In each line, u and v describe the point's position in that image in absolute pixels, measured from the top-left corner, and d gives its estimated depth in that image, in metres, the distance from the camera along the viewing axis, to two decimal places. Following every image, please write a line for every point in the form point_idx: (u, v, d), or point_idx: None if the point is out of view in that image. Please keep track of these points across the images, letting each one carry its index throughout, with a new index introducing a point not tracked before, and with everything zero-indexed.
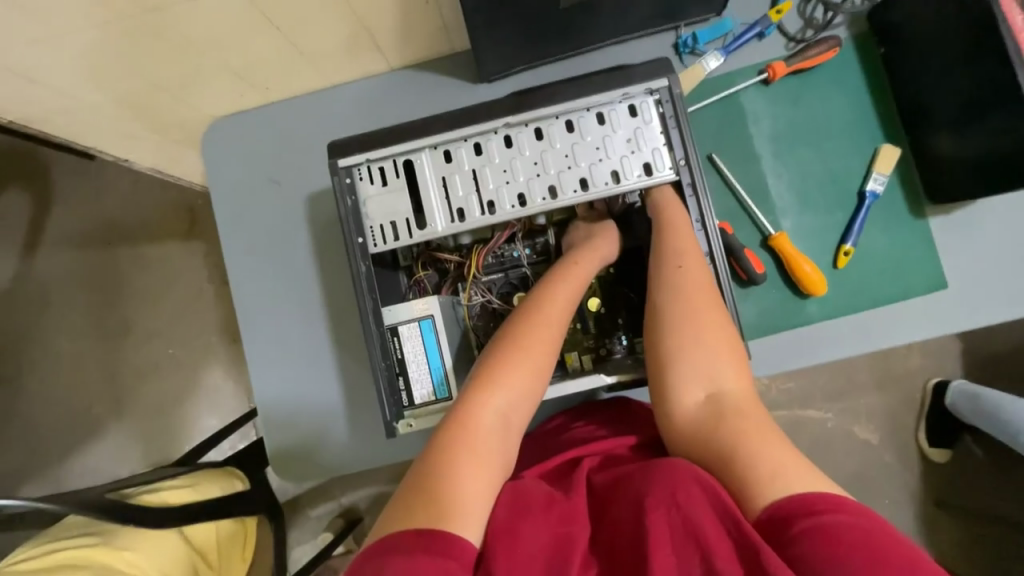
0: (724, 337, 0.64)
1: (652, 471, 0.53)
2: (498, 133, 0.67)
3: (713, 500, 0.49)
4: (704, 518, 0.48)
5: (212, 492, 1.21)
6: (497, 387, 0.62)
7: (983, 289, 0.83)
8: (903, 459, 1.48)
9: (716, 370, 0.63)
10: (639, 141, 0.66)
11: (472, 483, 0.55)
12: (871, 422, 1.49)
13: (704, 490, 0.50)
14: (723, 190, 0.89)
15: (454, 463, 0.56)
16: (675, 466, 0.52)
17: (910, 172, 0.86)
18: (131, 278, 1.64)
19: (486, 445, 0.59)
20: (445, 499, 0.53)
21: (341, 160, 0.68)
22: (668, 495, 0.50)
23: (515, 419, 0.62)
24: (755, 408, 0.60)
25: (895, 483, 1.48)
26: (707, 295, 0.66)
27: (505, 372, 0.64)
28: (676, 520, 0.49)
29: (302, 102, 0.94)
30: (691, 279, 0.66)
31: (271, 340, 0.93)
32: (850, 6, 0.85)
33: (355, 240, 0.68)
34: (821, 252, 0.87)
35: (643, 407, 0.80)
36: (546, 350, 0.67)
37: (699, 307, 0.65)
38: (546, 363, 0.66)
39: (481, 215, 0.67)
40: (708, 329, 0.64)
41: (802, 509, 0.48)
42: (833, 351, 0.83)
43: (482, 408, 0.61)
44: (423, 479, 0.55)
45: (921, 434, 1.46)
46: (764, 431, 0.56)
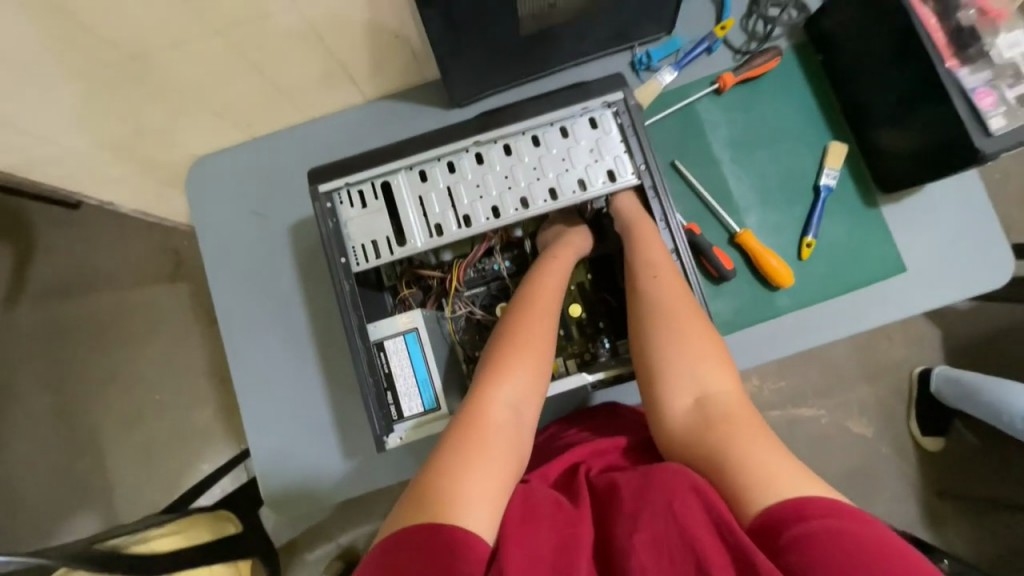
0: (708, 344, 0.67)
1: (648, 478, 0.54)
2: (469, 151, 0.71)
3: (710, 505, 0.50)
4: (699, 521, 0.49)
5: (202, 537, 1.18)
6: (501, 381, 0.64)
7: (939, 272, 0.88)
8: (897, 448, 1.50)
9: (704, 376, 0.65)
10: (601, 150, 0.71)
11: (487, 476, 0.56)
12: (862, 414, 1.52)
13: (700, 496, 0.50)
14: (688, 193, 0.94)
15: (468, 458, 0.57)
16: (673, 472, 0.53)
17: (859, 167, 0.92)
18: (116, 323, 1.63)
19: (497, 439, 0.60)
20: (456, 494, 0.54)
21: (321, 185, 0.71)
22: (665, 502, 0.51)
23: (523, 413, 0.64)
24: (745, 412, 0.62)
25: (892, 474, 1.49)
26: (686, 304, 0.69)
27: (508, 367, 0.66)
28: (672, 527, 0.49)
29: (283, 136, 0.98)
30: (668, 289, 0.70)
31: (260, 369, 0.93)
32: (785, 19, 0.93)
33: (338, 260, 0.70)
34: (785, 246, 0.91)
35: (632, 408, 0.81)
36: (545, 343, 0.69)
37: (680, 316, 0.68)
38: (545, 357, 0.69)
39: (457, 229, 0.70)
40: (692, 338, 0.67)
41: (793, 513, 0.48)
42: (806, 339, 0.87)
43: (489, 403, 0.63)
44: (438, 476, 0.56)
45: (912, 422, 1.49)
46: (754, 433, 0.57)
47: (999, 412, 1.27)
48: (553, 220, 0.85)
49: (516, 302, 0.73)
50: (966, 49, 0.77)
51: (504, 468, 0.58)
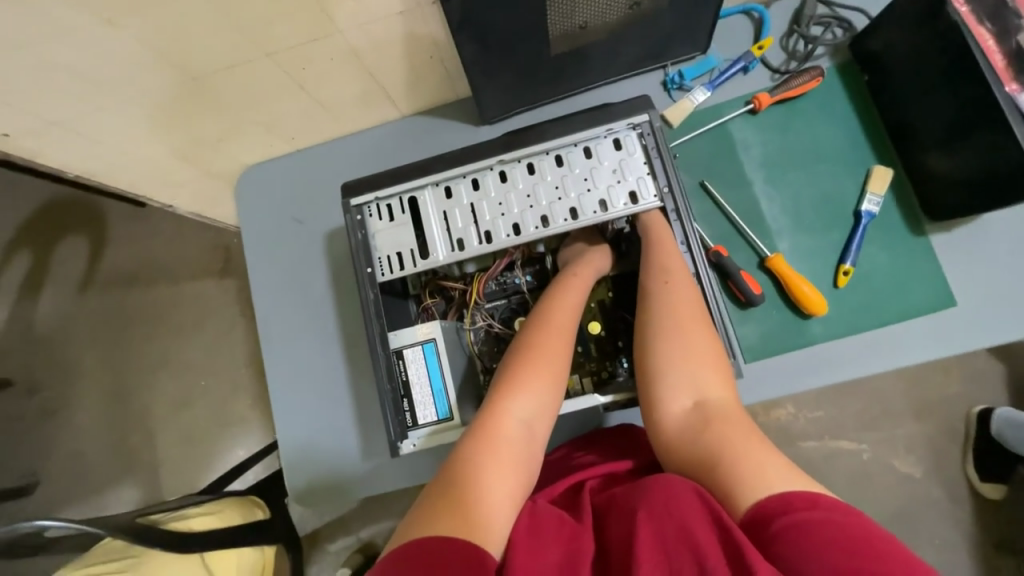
0: (708, 344, 0.66)
1: (644, 484, 0.54)
2: (493, 169, 0.73)
3: (707, 508, 0.49)
4: (699, 523, 0.48)
5: (235, 519, 1.25)
6: (517, 396, 0.65)
7: (995, 307, 0.81)
8: (949, 493, 1.38)
9: (701, 377, 0.64)
10: (624, 171, 0.71)
11: (500, 492, 0.57)
12: (909, 453, 1.41)
13: (695, 498, 0.50)
14: (718, 214, 0.91)
15: (482, 471, 0.58)
16: (666, 478, 0.53)
17: (906, 193, 0.87)
18: (171, 313, 1.76)
19: (510, 454, 0.61)
20: (468, 509, 0.54)
21: (353, 199, 0.75)
22: (659, 504, 0.51)
23: (536, 431, 0.65)
24: (736, 412, 0.62)
25: (942, 521, 1.38)
26: (693, 307, 0.68)
27: (525, 383, 0.66)
28: (667, 526, 0.49)
29: (324, 148, 1.04)
30: (678, 293, 0.68)
31: (292, 367, 0.99)
32: (829, 37, 0.90)
33: (364, 270, 0.74)
34: (819, 272, 0.87)
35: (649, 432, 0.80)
36: (562, 361, 0.70)
37: (685, 317, 0.67)
38: (561, 375, 0.69)
39: (478, 244, 0.72)
40: (695, 340, 0.66)
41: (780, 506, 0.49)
42: (841, 371, 0.83)
43: (504, 418, 0.63)
44: (450, 486, 0.56)
45: (969, 467, 1.37)
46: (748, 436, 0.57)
47: None
48: (575, 237, 0.86)
49: (535, 317, 0.74)
50: None
51: (515, 484, 0.59)
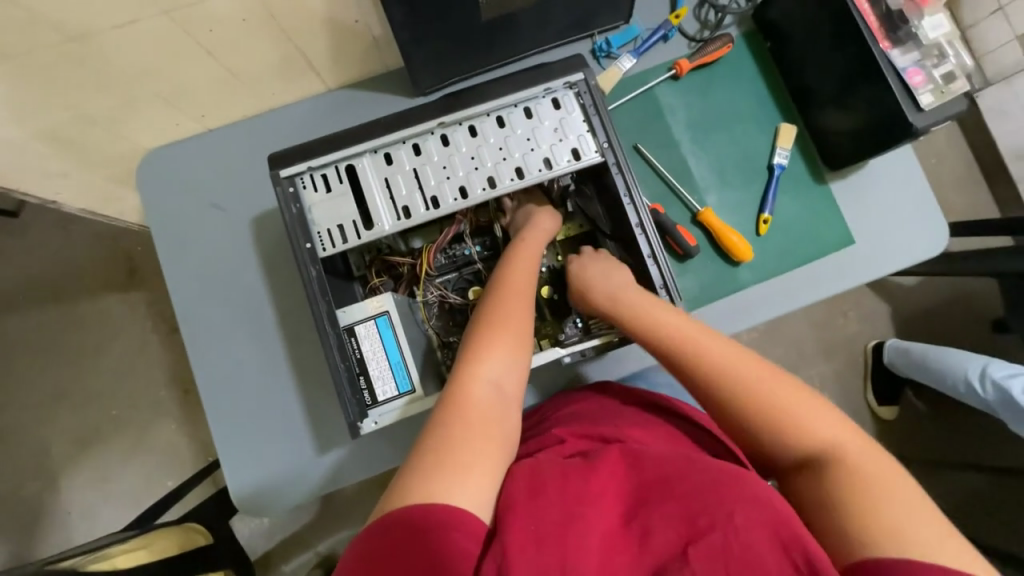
0: (741, 363, 0.67)
1: (710, 481, 0.54)
2: (434, 133, 0.71)
3: (776, 527, 0.50)
4: (760, 540, 0.50)
5: (168, 550, 1.12)
6: (481, 362, 0.64)
7: (882, 243, 0.94)
8: (857, 419, 1.59)
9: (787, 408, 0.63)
10: (565, 129, 0.72)
11: (479, 455, 0.56)
12: (823, 388, 1.60)
13: (765, 511, 0.51)
14: (652, 175, 0.96)
15: (455, 439, 0.56)
16: (744, 485, 0.53)
17: (808, 146, 0.97)
18: (66, 336, 1.53)
19: (485, 419, 0.59)
20: (446, 476, 0.53)
21: (283, 170, 0.69)
22: (724, 512, 0.51)
23: (508, 390, 0.64)
24: (818, 414, 0.62)
25: None
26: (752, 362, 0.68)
27: (489, 349, 0.65)
28: (729, 537, 0.49)
29: (243, 128, 0.95)
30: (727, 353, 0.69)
31: (226, 370, 0.90)
32: (735, 7, 0.97)
33: (303, 246, 0.69)
34: (743, 222, 0.95)
35: (620, 387, 0.84)
36: (524, 326, 0.69)
37: (751, 371, 0.66)
38: (525, 338, 0.68)
39: (425, 211, 0.70)
40: (770, 383, 0.65)
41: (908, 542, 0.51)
42: (763, 311, 0.92)
43: (472, 385, 0.62)
44: (429, 458, 0.55)
45: (869, 394, 1.58)
46: (865, 466, 0.57)
47: (953, 382, 1.36)
48: (523, 201, 0.86)
49: (496, 286, 0.73)
50: (896, 32, 0.84)
51: (493, 445, 0.57)
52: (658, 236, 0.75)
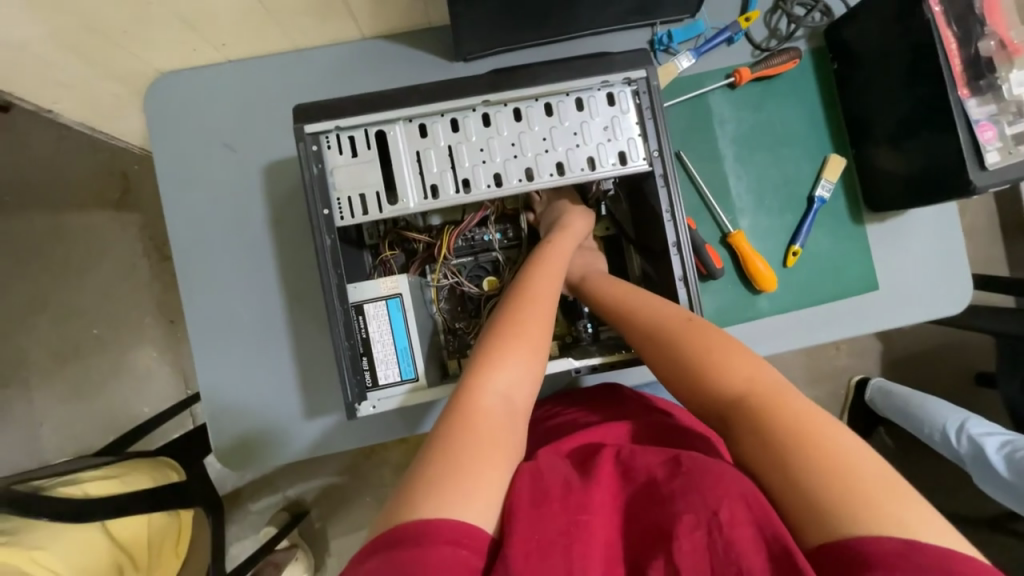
0: (705, 340, 0.64)
1: (694, 479, 0.50)
2: (476, 110, 0.66)
3: (763, 528, 0.46)
4: (748, 540, 0.46)
5: (141, 481, 1.13)
6: (494, 370, 0.61)
7: (905, 293, 0.92)
8: None
9: (739, 380, 0.59)
10: (615, 129, 0.67)
11: (476, 458, 0.53)
12: None
13: (754, 508, 0.47)
14: (688, 186, 0.92)
15: (460, 449, 0.54)
16: (728, 482, 0.49)
17: (852, 183, 0.93)
18: (52, 247, 1.47)
19: (487, 425, 0.57)
20: (441, 483, 0.50)
21: (308, 125, 0.63)
22: (709, 511, 0.48)
23: (517, 398, 0.61)
24: (781, 394, 0.56)
25: None
26: (718, 338, 0.64)
27: (503, 358, 0.62)
28: (715, 538, 0.46)
29: (266, 66, 0.88)
30: (697, 330, 0.65)
31: (218, 319, 0.86)
32: (810, 20, 0.91)
33: (320, 212, 0.64)
34: (772, 251, 0.92)
35: (634, 393, 0.81)
36: (544, 335, 0.67)
37: (710, 347, 0.63)
38: (542, 350, 0.66)
39: (455, 193, 0.66)
40: (730, 362, 0.61)
41: (868, 505, 0.45)
42: (773, 343, 0.91)
43: (481, 394, 0.59)
44: (426, 465, 0.53)
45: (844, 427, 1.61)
46: (821, 437, 0.50)
47: (929, 429, 1.37)
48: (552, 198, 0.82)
49: (518, 288, 0.70)
50: (978, 80, 0.78)
51: (502, 460, 0.54)
52: (692, 256, 0.72)
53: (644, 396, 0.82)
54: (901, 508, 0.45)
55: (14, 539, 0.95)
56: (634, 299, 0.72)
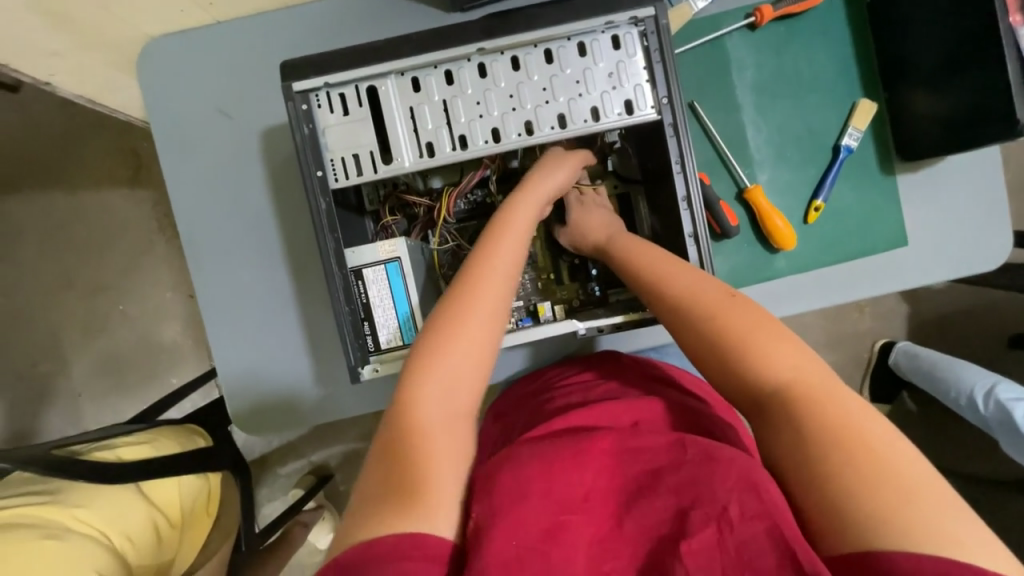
0: (748, 321, 0.57)
1: (698, 469, 0.48)
2: (471, 60, 0.62)
3: (778, 524, 0.43)
4: (761, 536, 0.43)
5: (170, 448, 1.19)
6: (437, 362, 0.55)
7: (938, 249, 0.86)
8: None
9: (783, 369, 0.53)
10: (621, 76, 0.62)
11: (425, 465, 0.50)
12: None
13: (766, 501, 0.44)
14: (703, 139, 0.86)
15: (409, 459, 0.50)
16: (732, 468, 0.47)
17: (884, 131, 0.86)
18: (71, 226, 1.50)
19: (436, 428, 0.52)
20: (394, 496, 0.48)
21: (297, 83, 0.61)
22: (717, 505, 0.45)
23: (466, 392, 0.55)
24: (833, 390, 0.50)
25: None
26: (762, 320, 0.57)
27: (448, 366, 0.55)
28: (726, 536, 0.44)
29: (257, 29, 0.85)
30: (738, 310, 0.58)
31: (226, 289, 0.87)
32: None
33: (314, 174, 0.62)
34: (792, 207, 0.87)
35: (632, 360, 0.81)
36: (494, 326, 0.58)
37: (751, 329, 0.57)
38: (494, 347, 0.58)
39: (452, 150, 0.63)
40: (774, 348, 0.54)
41: (907, 512, 0.41)
42: (793, 304, 0.86)
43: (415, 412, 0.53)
44: (380, 475, 0.50)
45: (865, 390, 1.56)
46: (871, 441, 0.45)
47: (954, 394, 1.33)
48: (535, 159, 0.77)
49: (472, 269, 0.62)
50: None
51: (447, 476, 0.49)
52: (703, 212, 0.68)
53: (646, 363, 0.81)
54: (940, 519, 0.41)
55: (56, 498, 1.01)
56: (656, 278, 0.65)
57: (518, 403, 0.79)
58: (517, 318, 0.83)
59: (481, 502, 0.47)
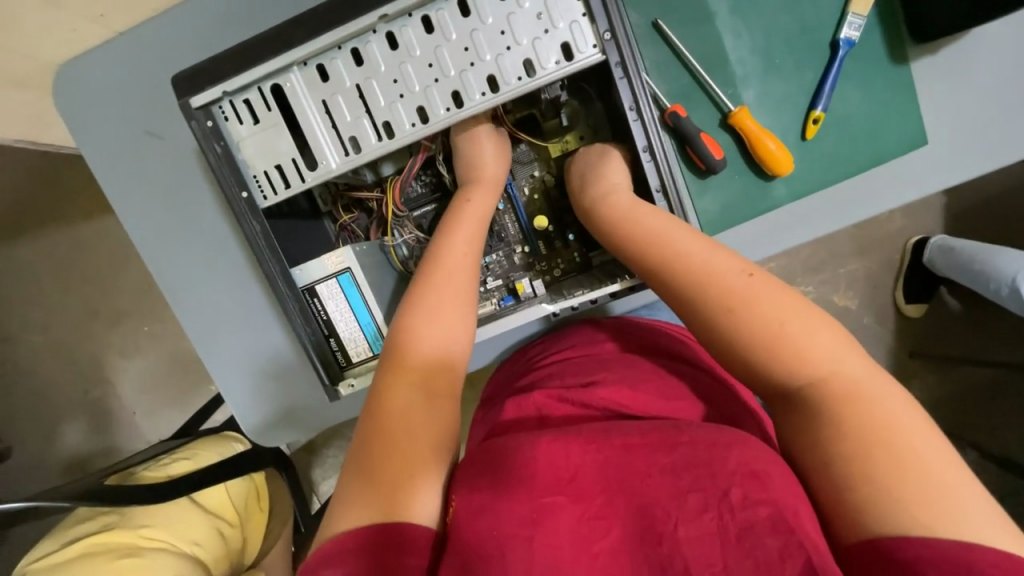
0: (839, 353, 0.50)
1: (699, 454, 0.48)
2: (378, 32, 0.54)
3: (780, 512, 0.43)
4: (761, 522, 0.44)
5: (212, 457, 1.26)
6: (427, 304, 0.60)
7: (967, 144, 0.74)
8: (880, 318, 1.46)
9: (867, 406, 0.46)
10: (552, 14, 0.53)
11: (412, 408, 0.54)
12: (850, 288, 1.46)
13: (769, 491, 0.45)
14: (675, 64, 0.74)
15: (397, 402, 0.54)
16: (738, 454, 0.47)
17: (892, 12, 0.73)
18: (68, 263, 1.51)
19: (421, 365, 0.57)
20: (393, 449, 0.51)
21: (194, 98, 0.55)
22: (719, 490, 0.46)
23: (449, 344, 0.59)
24: (915, 426, 0.45)
25: (870, 340, 1.47)
26: (854, 355, 0.50)
27: (424, 349, 0.58)
28: (726, 521, 0.44)
29: (168, 34, 0.76)
30: (822, 339, 0.51)
31: (207, 313, 0.85)
32: None
33: (239, 195, 0.57)
34: (787, 124, 0.75)
35: (613, 321, 0.83)
36: (467, 294, 0.62)
37: (838, 364, 0.49)
38: (461, 334, 0.60)
39: (377, 141, 0.56)
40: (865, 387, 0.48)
41: (925, 497, 0.41)
42: (799, 234, 0.77)
43: (392, 398, 0.54)
44: (378, 425, 0.52)
45: (898, 291, 1.43)
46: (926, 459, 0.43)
47: (997, 286, 1.22)
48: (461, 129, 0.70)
49: (426, 264, 0.63)
50: None
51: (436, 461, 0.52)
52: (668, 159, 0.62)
53: (623, 322, 0.83)
54: (953, 508, 0.41)
55: (115, 525, 1.08)
56: (713, 271, 0.56)
57: (502, 385, 0.82)
58: (499, 298, 0.79)
59: (461, 497, 0.49)
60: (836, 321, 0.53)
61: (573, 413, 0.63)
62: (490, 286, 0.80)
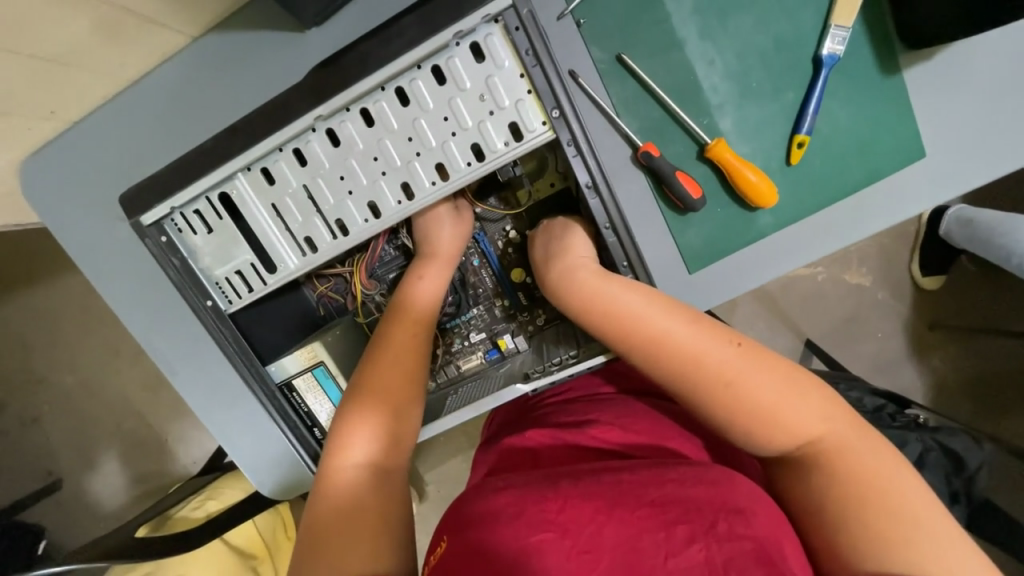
0: (827, 414, 0.54)
1: (685, 491, 0.50)
2: (317, 130, 0.59)
3: (764, 545, 0.46)
4: (748, 556, 0.46)
5: (236, 495, 1.30)
6: (377, 359, 0.65)
7: (967, 150, 0.69)
8: (895, 294, 1.37)
9: (855, 463, 0.51)
10: (493, 95, 0.58)
11: (359, 463, 0.58)
12: (862, 265, 1.37)
13: (752, 523, 0.48)
14: (646, 99, 0.69)
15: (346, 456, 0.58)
16: (725, 492, 0.50)
17: (881, 18, 0.66)
18: None
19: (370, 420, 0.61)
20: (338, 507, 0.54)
21: (145, 218, 0.63)
22: (705, 522, 0.48)
23: (397, 398, 0.63)
24: (907, 477, 0.50)
25: (885, 317, 1.37)
26: (838, 406, 0.55)
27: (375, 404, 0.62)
28: (713, 551, 0.46)
29: (102, 112, 0.71)
30: (808, 402, 0.54)
31: None
32: None
33: (204, 304, 0.66)
34: (770, 148, 0.70)
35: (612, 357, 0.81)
36: (416, 353, 0.67)
37: (822, 420, 0.53)
38: (412, 404, 0.64)
39: (331, 239, 0.63)
40: (865, 446, 0.52)
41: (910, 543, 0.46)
42: (787, 263, 0.74)
43: (342, 462, 0.58)
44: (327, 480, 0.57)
45: (914, 264, 1.35)
46: (917, 514, 0.47)
47: (1003, 251, 1.14)
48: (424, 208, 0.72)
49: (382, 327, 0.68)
50: None
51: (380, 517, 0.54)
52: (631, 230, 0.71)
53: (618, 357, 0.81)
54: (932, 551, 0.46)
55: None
56: (703, 331, 0.57)
57: (499, 426, 0.81)
58: (484, 351, 0.80)
59: (454, 536, 0.50)
60: (823, 381, 0.57)
61: (563, 452, 0.63)
62: (474, 340, 0.80)
